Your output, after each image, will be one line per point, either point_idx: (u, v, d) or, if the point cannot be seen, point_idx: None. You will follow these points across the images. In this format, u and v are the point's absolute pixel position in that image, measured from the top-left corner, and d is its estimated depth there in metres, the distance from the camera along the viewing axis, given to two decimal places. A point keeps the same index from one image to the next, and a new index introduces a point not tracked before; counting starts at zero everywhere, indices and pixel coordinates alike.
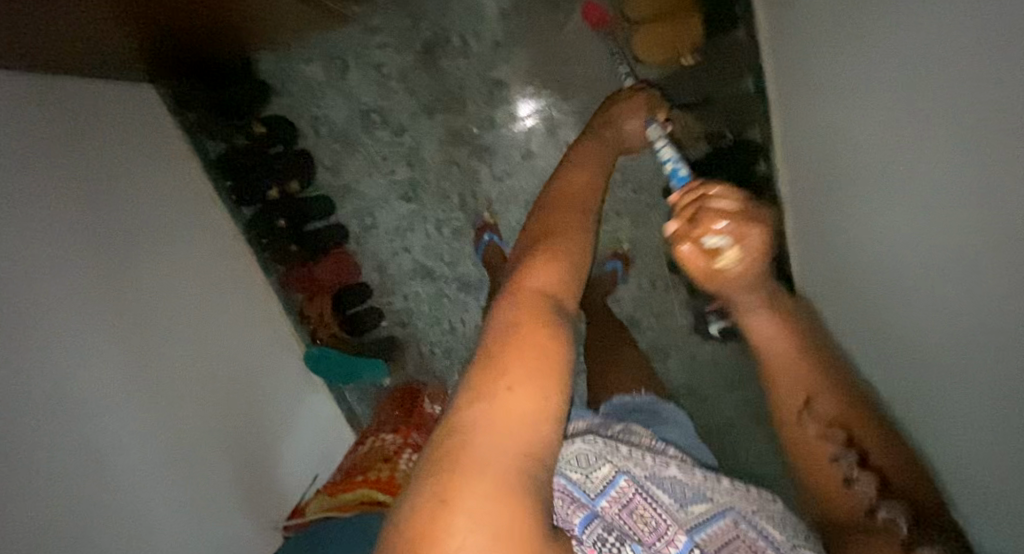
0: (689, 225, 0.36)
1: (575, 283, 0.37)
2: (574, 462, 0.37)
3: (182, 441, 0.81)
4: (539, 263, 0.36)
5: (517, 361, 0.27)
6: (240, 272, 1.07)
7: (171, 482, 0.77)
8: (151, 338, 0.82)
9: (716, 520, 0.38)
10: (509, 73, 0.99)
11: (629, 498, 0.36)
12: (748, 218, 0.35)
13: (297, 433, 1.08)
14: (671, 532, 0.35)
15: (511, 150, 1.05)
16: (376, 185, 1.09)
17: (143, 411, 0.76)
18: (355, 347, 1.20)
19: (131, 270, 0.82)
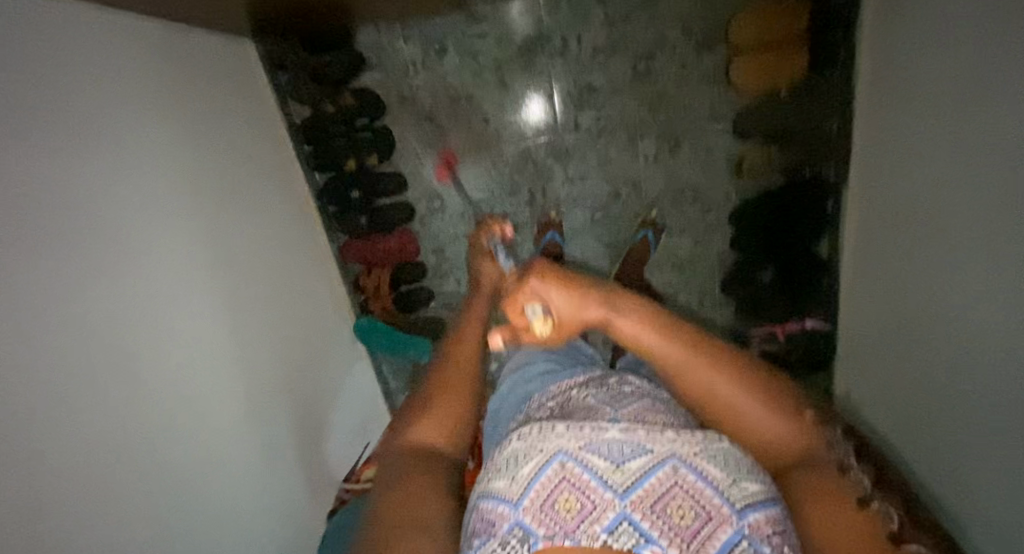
0: (507, 325, 0.41)
1: (459, 430, 0.46)
2: (506, 469, 0.35)
3: (255, 392, 0.85)
4: (421, 421, 0.46)
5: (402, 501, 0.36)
6: (308, 237, 1.09)
7: (243, 433, 0.81)
8: (236, 292, 0.85)
9: (653, 471, 0.31)
10: (602, 79, 1.01)
11: (554, 485, 0.31)
12: (527, 283, 0.40)
13: (341, 400, 1.11)
14: (596, 510, 0.30)
15: (589, 153, 1.07)
16: (452, 170, 1.11)
17: (227, 360, 0.79)
18: (402, 325, 1.20)
19: (223, 224, 0.84)
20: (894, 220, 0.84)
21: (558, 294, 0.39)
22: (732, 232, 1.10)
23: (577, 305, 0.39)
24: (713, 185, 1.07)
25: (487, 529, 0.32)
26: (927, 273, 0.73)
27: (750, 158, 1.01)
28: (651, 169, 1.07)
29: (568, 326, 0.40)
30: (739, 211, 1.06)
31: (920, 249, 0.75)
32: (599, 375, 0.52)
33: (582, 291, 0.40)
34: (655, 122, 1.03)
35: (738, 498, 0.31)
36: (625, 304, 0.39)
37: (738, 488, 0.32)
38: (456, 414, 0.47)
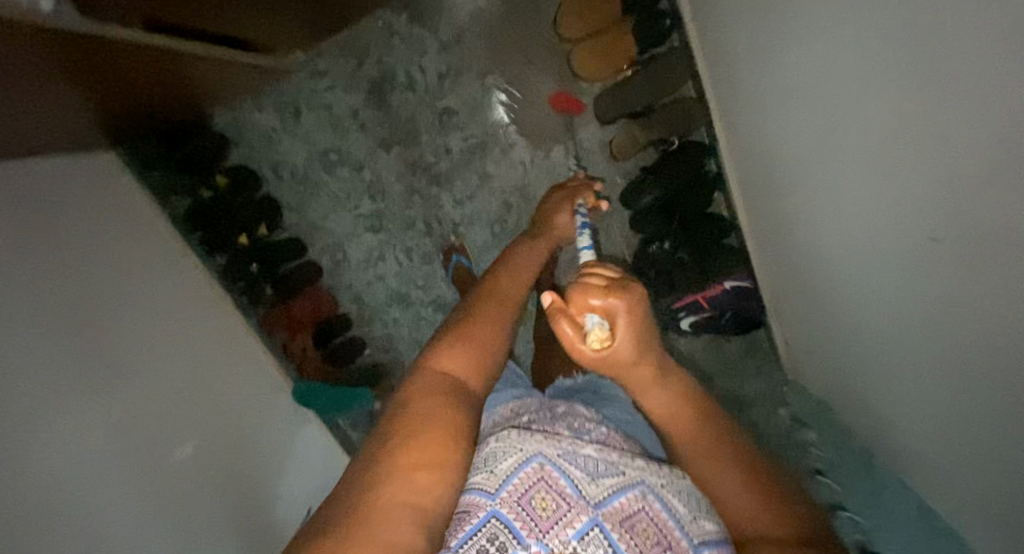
0: (574, 310, 0.47)
1: (479, 370, 0.51)
2: (484, 467, 0.46)
3: (168, 497, 0.85)
4: (452, 349, 0.51)
5: (421, 437, 0.39)
6: (222, 320, 1.09)
7: (155, 534, 0.81)
8: (134, 400, 0.85)
9: (616, 495, 0.46)
10: (457, 101, 1.03)
11: (531, 484, 0.44)
12: (614, 293, 0.45)
13: (294, 466, 1.12)
14: (570, 512, 0.43)
15: (468, 174, 1.06)
16: (344, 221, 1.12)
17: (126, 474, 0.80)
18: (342, 379, 1.22)
19: (108, 338, 0.85)
20: (777, 172, 0.83)
21: (622, 322, 0.45)
22: (631, 213, 1.11)
23: (632, 355, 0.47)
24: (596, 175, 1.08)
25: (466, 515, 0.43)
26: (821, 215, 0.71)
27: (616, 141, 1.02)
28: (537, 175, 1.05)
29: (614, 354, 0.47)
30: (630, 192, 1.05)
31: (808, 190, 0.73)
32: (553, 400, 0.65)
33: (642, 341, 0.47)
34: (521, 128, 1.04)
35: (695, 533, 0.47)
36: (669, 381, 0.52)
37: (695, 524, 0.48)
38: (481, 355, 0.52)
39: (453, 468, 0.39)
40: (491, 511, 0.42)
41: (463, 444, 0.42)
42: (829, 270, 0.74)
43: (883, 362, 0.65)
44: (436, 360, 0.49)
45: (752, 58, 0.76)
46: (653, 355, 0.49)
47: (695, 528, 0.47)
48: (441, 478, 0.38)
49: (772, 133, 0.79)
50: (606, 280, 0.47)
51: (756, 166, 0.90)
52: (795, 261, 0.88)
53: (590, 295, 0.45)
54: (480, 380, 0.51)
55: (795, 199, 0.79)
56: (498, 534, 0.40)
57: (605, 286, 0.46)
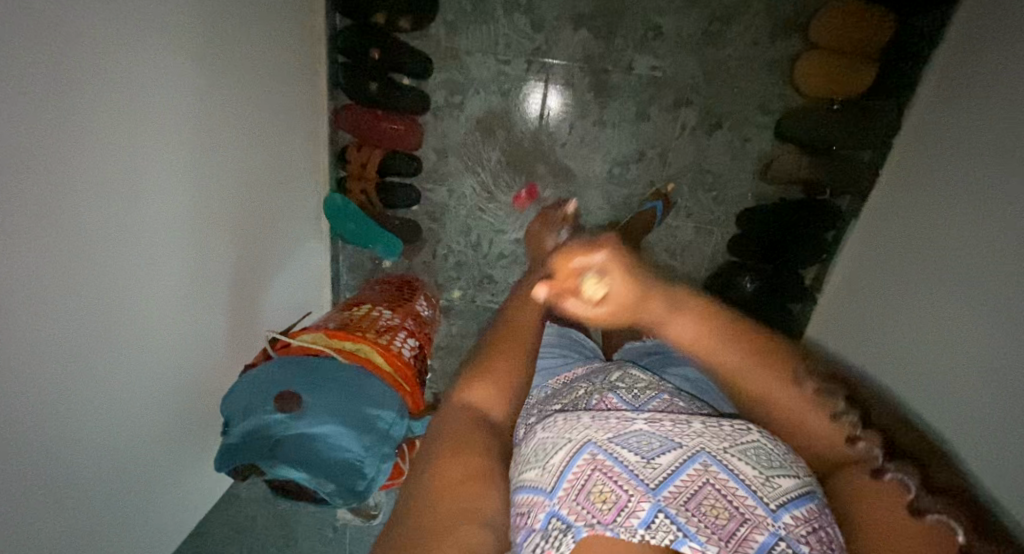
0: (559, 284, 0.48)
1: (508, 397, 0.44)
2: (538, 462, 0.42)
3: (202, 230, 0.71)
4: (470, 386, 0.44)
5: (447, 491, 0.35)
6: (306, 80, 0.96)
7: (181, 257, 0.68)
8: (216, 100, 0.71)
9: (683, 468, 0.38)
10: (672, 28, 0.95)
11: (585, 478, 0.39)
12: (596, 251, 0.47)
13: (297, 267, 1.02)
14: (631, 501, 0.37)
15: (629, 102, 1.01)
16: (485, 68, 1.02)
17: (182, 173, 0.66)
18: (379, 217, 1.12)
19: (224, 16, 0.70)
20: (903, 267, 0.85)
21: (615, 272, 0.46)
22: (734, 232, 1.09)
23: (634, 303, 0.45)
24: (735, 180, 1.05)
25: (528, 520, 0.40)
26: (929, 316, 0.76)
27: (778, 162, 1.00)
28: (683, 142, 1.03)
29: (619, 302, 0.45)
30: (750, 211, 1.05)
31: (940, 291, 0.76)
32: (603, 366, 0.61)
33: (645, 291, 0.44)
34: (705, 93, 0.99)
35: (774, 497, 0.36)
36: (688, 311, 0.42)
37: (768, 483, 0.37)
38: (508, 378, 0.45)
39: (487, 486, 0.37)
40: (550, 509, 0.39)
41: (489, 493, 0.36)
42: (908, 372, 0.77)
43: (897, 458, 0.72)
44: (456, 392, 0.44)
45: (965, 152, 0.78)
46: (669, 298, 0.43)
47: (771, 490, 0.37)
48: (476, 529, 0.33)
49: (931, 230, 0.81)
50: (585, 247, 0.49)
51: (879, 253, 0.93)
52: (856, 347, 0.93)
53: (575, 259, 0.48)
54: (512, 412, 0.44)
55: (906, 294, 0.83)
56: (556, 538, 0.37)
57: (587, 251, 0.48)
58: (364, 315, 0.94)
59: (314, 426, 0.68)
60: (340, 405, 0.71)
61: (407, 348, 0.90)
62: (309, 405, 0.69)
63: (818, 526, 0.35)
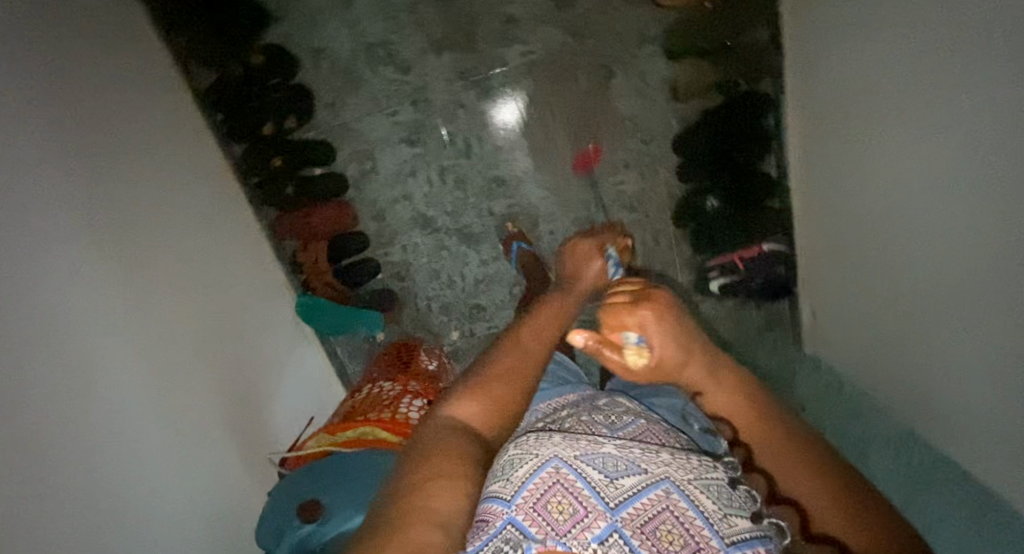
0: (608, 331, 0.42)
1: (500, 423, 0.47)
2: (503, 474, 0.42)
3: (183, 385, 0.75)
4: (467, 398, 0.47)
5: (437, 482, 0.36)
6: (232, 212, 1.01)
7: (176, 416, 0.72)
8: (152, 269, 0.76)
9: (644, 493, 0.39)
10: (523, 12, 0.99)
11: (547, 487, 0.39)
12: (642, 304, 0.41)
13: (289, 377, 1.05)
14: (588, 517, 0.37)
15: (520, 94, 1.02)
16: (379, 126, 1.04)
17: (152, 344, 0.71)
18: (350, 299, 1.17)
19: (128, 199, 0.75)
20: (851, 120, 0.80)
21: (658, 333, 0.41)
22: (679, 162, 1.06)
23: (668, 356, 0.43)
24: (653, 115, 1.03)
25: (481, 526, 0.38)
26: (890, 163, 0.72)
27: (681, 79, 0.99)
28: (585, 104, 1.03)
29: (654, 361, 0.43)
30: (682, 137, 1.03)
31: (887, 131, 0.71)
32: (592, 395, 0.67)
33: (681, 345, 0.43)
34: (584, 51, 1.00)
35: (727, 532, 0.37)
36: (707, 374, 0.46)
37: (726, 521, 0.38)
38: (503, 405, 0.48)
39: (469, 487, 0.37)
40: (508, 519, 0.37)
41: (472, 483, 0.38)
42: (896, 223, 0.73)
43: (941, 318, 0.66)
44: (450, 411, 0.46)
45: None
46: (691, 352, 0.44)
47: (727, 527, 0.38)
48: (455, 502, 0.34)
49: (852, 75, 0.77)
50: (631, 295, 0.44)
51: (818, 117, 0.89)
52: (846, 216, 0.88)
53: (615, 312, 0.42)
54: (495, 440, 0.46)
55: (864, 146, 0.77)
56: (510, 539, 0.35)
57: (634, 302, 0.42)
58: (365, 396, 0.96)
59: (344, 520, 0.68)
60: (360, 490, 0.71)
61: (414, 411, 0.91)
62: (332, 505, 0.69)
63: None
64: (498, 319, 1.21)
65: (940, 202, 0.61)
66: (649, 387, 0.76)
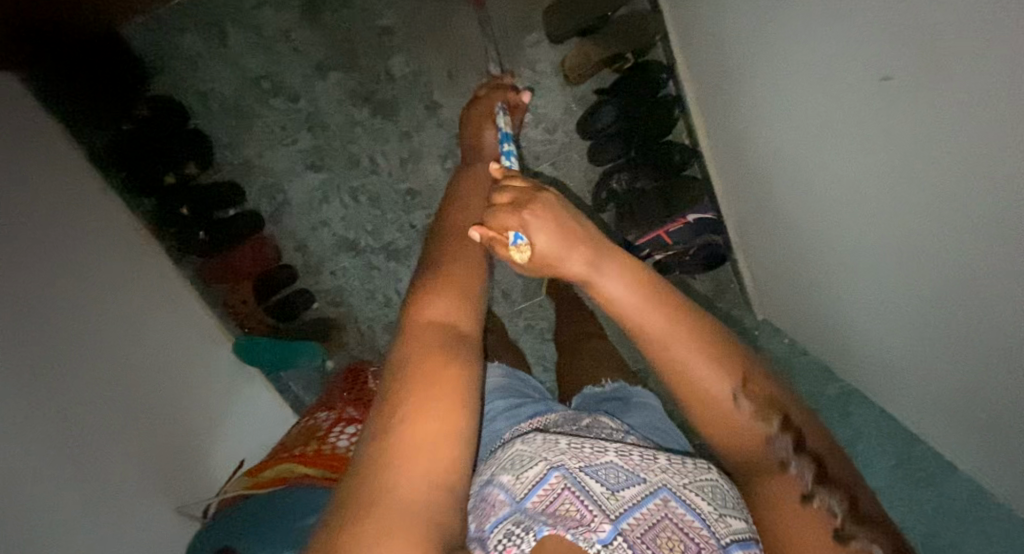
0: (488, 230, 0.42)
1: (468, 308, 0.44)
2: (514, 469, 0.42)
3: (96, 450, 0.74)
4: (430, 295, 0.44)
5: (420, 406, 0.34)
6: (149, 266, 1.01)
7: (90, 483, 0.71)
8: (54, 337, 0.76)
9: (644, 503, 0.37)
10: (398, 22, 0.98)
11: (555, 494, 0.38)
12: (520, 207, 0.39)
13: (234, 421, 1.04)
14: (593, 521, 0.36)
15: (414, 103, 1.01)
16: (282, 158, 1.05)
17: (57, 412, 0.71)
18: (287, 332, 1.17)
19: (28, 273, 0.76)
20: (733, 70, 0.77)
21: (542, 226, 0.38)
22: (588, 145, 1.03)
23: (565, 248, 0.39)
24: (551, 102, 1.01)
25: (491, 516, 0.39)
26: (780, 113, 0.68)
27: (571, 57, 0.96)
28: None
29: (541, 255, 0.39)
30: (585, 119, 1.00)
31: (768, 82, 0.67)
32: (572, 413, 0.63)
33: (569, 235, 0.39)
34: (467, 51, 0.99)
35: (725, 533, 0.37)
36: (616, 268, 0.39)
37: (722, 522, 0.38)
38: (468, 290, 0.46)
39: (458, 409, 0.35)
40: (514, 509, 0.38)
41: (463, 394, 0.36)
42: (805, 173, 0.68)
43: (881, 247, 0.62)
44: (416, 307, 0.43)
45: None
46: (602, 249, 0.40)
47: (724, 528, 0.38)
48: (450, 435, 0.33)
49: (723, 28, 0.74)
50: (513, 193, 0.41)
51: (711, 78, 0.86)
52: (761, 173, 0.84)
53: (498, 216, 0.40)
54: (471, 319, 0.44)
55: (752, 99, 0.74)
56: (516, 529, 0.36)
57: (516, 198, 0.40)
58: (302, 429, 0.95)
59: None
60: (268, 531, 0.69)
61: (346, 438, 0.90)
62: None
63: None
64: None
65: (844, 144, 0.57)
66: (619, 402, 0.71)
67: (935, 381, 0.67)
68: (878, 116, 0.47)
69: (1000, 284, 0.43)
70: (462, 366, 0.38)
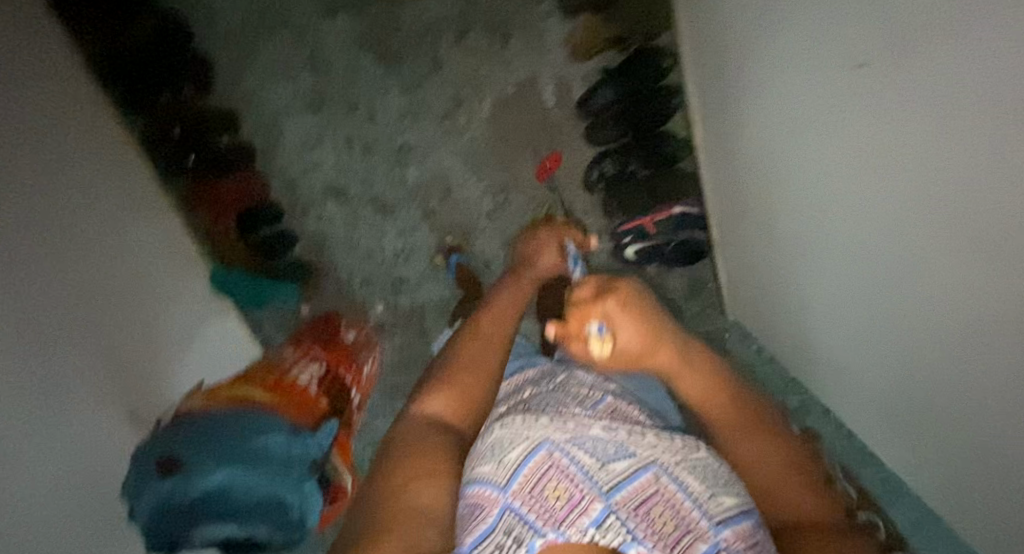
0: (575, 317, 0.61)
1: (467, 411, 0.59)
2: (491, 457, 0.57)
3: (59, 351, 0.74)
4: (438, 392, 0.59)
5: (417, 472, 0.47)
6: (134, 183, 1.00)
7: (49, 380, 0.70)
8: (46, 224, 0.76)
9: (631, 478, 0.53)
10: None
11: (541, 471, 0.54)
12: (605, 295, 0.60)
13: (198, 347, 1.04)
14: (580, 501, 0.51)
15: (419, 57, 1.02)
16: (281, 94, 1.06)
17: (35, 299, 0.72)
18: (264, 270, 1.17)
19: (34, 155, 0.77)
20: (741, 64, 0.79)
21: (626, 312, 0.59)
22: (585, 124, 1.05)
23: (641, 332, 0.59)
24: (555, 75, 1.02)
25: (482, 505, 0.54)
26: (787, 103, 0.69)
27: (579, 34, 0.98)
28: (488, 66, 1.02)
29: (616, 336, 0.60)
30: (585, 98, 1.02)
31: (777, 69, 0.68)
32: (552, 366, 0.74)
33: (646, 324, 0.60)
34: (479, 11, 0.99)
35: (711, 510, 0.51)
36: (688, 369, 0.61)
37: (707, 499, 0.52)
38: (468, 394, 0.60)
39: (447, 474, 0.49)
40: (504, 503, 0.53)
41: (452, 465, 0.51)
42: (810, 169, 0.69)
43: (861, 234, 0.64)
44: (420, 406, 0.58)
45: None
46: (670, 343, 0.60)
47: (710, 504, 0.51)
48: (442, 494, 0.46)
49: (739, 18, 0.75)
50: (596, 289, 0.61)
51: (715, 70, 0.88)
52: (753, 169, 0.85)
53: (580, 296, 0.61)
54: (470, 420, 0.59)
55: (756, 94, 0.75)
56: (512, 526, 0.51)
57: (597, 292, 0.61)
58: (265, 359, 0.97)
59: (211, 477, 0.70)
60: (229, 447, 0.72)
61: (309, 374, 0.93)
62: (188, 465, 0.70)
63: (752, 540, 0.48)
64: (421, 290, 1.21)
65: (852, 136, 0.57)
66: None
67: (885, 379, 0.70)
68: (893, 107, 0.48)
69: (988, 280, 0.44)
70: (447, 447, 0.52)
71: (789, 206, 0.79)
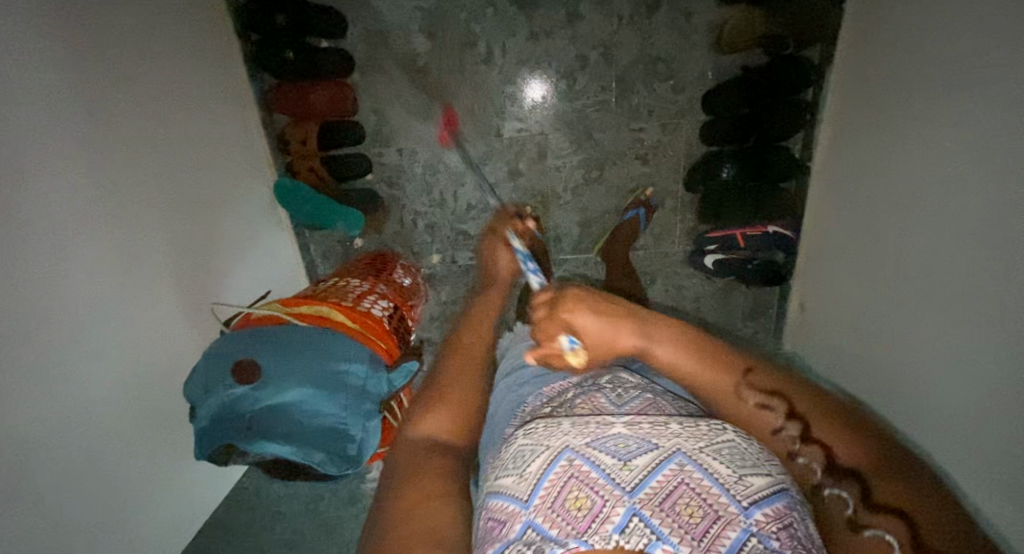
0: (540, 346, 0.40)
1: (462, 428, 0.47)
2: (515, 469, 0.39)
3: (133, 223, 0.69)
4: (429, 411, 0.48)
5: (412, 514, 0.36)
6: (224, 67, 0.94)
7: (115, 251, 0.66)
8: (121, 82, 0.69)
9: (660, 468, 0.35)
10: None
11: (564, 482, 0.36)
12: (557, 311, 0.38)
13: (251, 255, 0.97)
14: (606, 507, 0.33)
15: (556, 6, 0.96)
16: (399, 9, 0.98)
17: (111, 169, 0.66)
18: (332, 191, 1.08)
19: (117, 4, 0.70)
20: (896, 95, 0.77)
21: (589, 324, 0.38)
22: (705, 118, 1.00)
23: (607, 344, 0.39)
24: (689, 60, 0.98)
25: (503, 528, 0.36)
26: (940, 147, 0.67)
27: (731, 26, 0.93)
28: (624, 33, 0.97)
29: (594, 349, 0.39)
30: (713, 90, 0.98)
31: (944, 114, 0.66)
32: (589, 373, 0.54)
33: (613, 322, 0.39)
34: None
35: (745, 495, 0.33)
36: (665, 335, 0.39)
37: (742, 483, 0.34)
38: (462, 407, 0.49)
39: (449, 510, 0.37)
40: (527, 520, 0.35)
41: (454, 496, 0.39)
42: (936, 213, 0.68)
43: (996, 289, 0.61)
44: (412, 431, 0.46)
45: None
46: (632, 328, 0.39)
47: (745, 491, 0.33)
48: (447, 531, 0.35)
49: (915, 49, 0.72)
50: (548, 299, 0.40)
51: (861, 91, 0.85)
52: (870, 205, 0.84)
53: (548, 327, 0.39)
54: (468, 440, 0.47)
55: (906, 130, 0.74)
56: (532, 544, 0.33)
57: (549, 308, 0.39)
58: (330, 285, 0.90)
59: (277, 395, 0.66)
60: (308, 367, 0.68)
61: (378, 308, 0.86)
62: (268, 371, 0.66)
63: (790, 523, 0.32)
64: None
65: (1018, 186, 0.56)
66: None
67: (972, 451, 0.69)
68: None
69: None
70: (445, 475, 0.41)
71: (898, 256, 0.77)
